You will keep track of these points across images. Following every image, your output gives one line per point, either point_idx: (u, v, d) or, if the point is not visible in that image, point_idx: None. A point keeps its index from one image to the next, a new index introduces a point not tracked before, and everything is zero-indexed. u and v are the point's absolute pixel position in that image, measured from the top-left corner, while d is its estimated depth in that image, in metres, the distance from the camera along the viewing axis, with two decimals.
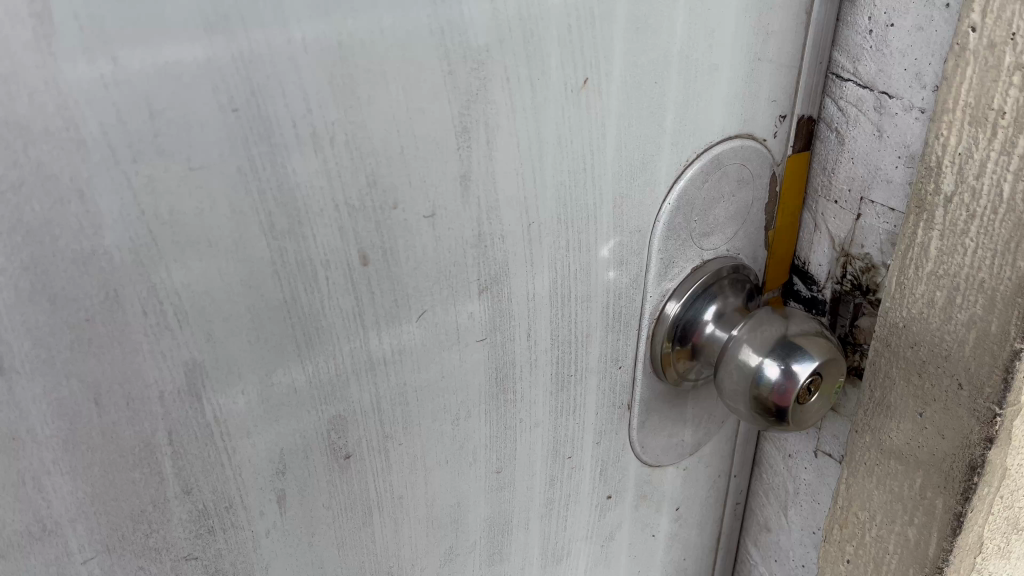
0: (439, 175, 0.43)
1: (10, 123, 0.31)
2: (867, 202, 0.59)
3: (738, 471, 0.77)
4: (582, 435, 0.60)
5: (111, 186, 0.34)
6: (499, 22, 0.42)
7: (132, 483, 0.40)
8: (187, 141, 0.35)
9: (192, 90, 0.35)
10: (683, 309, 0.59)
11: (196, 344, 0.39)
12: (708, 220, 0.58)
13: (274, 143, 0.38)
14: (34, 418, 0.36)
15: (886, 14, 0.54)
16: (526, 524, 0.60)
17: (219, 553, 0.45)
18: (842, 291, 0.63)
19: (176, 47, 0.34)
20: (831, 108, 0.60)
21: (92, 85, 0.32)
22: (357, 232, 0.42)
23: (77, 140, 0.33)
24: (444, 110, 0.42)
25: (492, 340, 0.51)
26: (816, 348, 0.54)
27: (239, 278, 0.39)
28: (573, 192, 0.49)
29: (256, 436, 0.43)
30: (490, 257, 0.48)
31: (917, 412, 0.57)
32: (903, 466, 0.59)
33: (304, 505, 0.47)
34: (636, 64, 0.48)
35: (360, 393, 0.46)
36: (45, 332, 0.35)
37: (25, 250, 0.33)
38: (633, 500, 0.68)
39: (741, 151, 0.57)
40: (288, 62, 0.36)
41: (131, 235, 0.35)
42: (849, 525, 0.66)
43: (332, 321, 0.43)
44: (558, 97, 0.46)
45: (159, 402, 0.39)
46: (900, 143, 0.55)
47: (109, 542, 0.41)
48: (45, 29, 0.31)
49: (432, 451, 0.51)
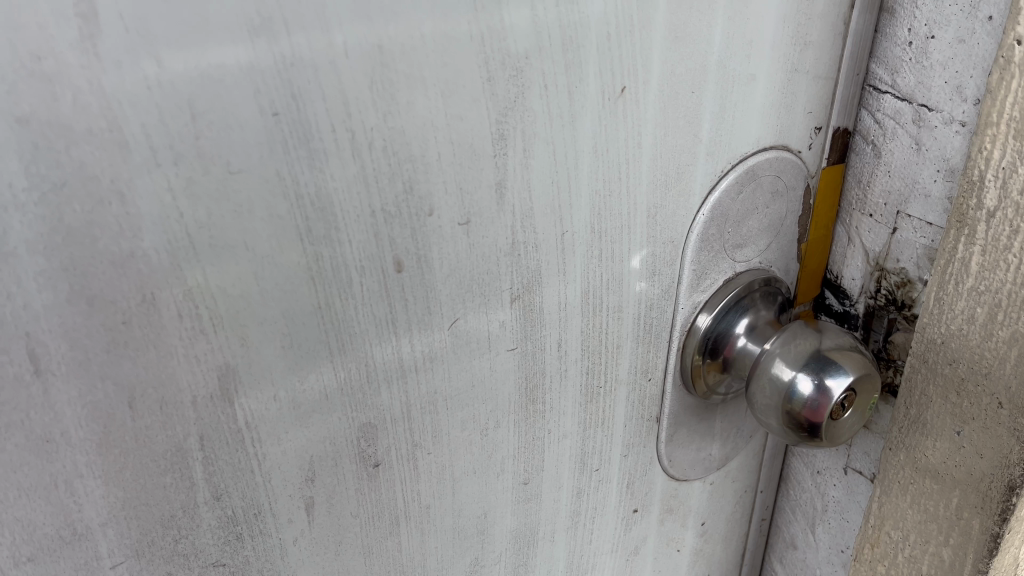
0: (475, 183, 0.43)
1: (53, 124, 0.31)
2: (904, 216, 0.58)
3: (764, 486, 0.76)
4: (610, 447, 0.59)
5: (151, 188, 0.34)
6: (539, 29, 0.42)
7: (163, 488, 0.40)
8: (228, 143, 0.35)
9: (234, 93, 0.34)
10: (714, 321, 0.58)
11: (230, 349, 0.39)
12: (742, 231, 0.57)
13: (313, 148, 0.37)
14: (68, 420, 0.36)
15: (926, 26, 0.53)
16: (552, 536, 0.60)
17: (247, 560, 0.45)
18: (876, 305, 0.62)
19: (219, 50, 0.33)
20: (868, 121, 0.59)
21: (136, 87, 0.32)
22: (393, 238, 0.42)
23: (119, 141, 0.33)
24: (482, 117, 0.42)
25: (523, 350, 0.50)
26: (851, 363, 0.53)
27: (275, 282, 0.39)
28: (607, 201, 0.49)
29: (288, 443, 0.43)
30: (523, 266, 0.47)
31: (954, 430, 0.56)
32: (939, 485, 0.58)
33: (332, 513, 0.46)
34: (673, 74, 0.48)
35: (390, 401, 0.46)
36: (82, 335, 0.35)
37: (65, 251, 0.33)
38: (659, 514, 0.67)
39: (776, 162, 0.56)
40: (329, 67, 0.36)
41: (170, 238, 0.35)
42: (880, 544, 0.65)
43: (365, 328, 0.43)
44: (595, 106, 0.46)
45: (191, 406, 0.39)
46: (939, 157, 0.55)
47: (138, 548, 0.40)
48: (90, 29, 0.31)
49: (460, 460, 0.51)
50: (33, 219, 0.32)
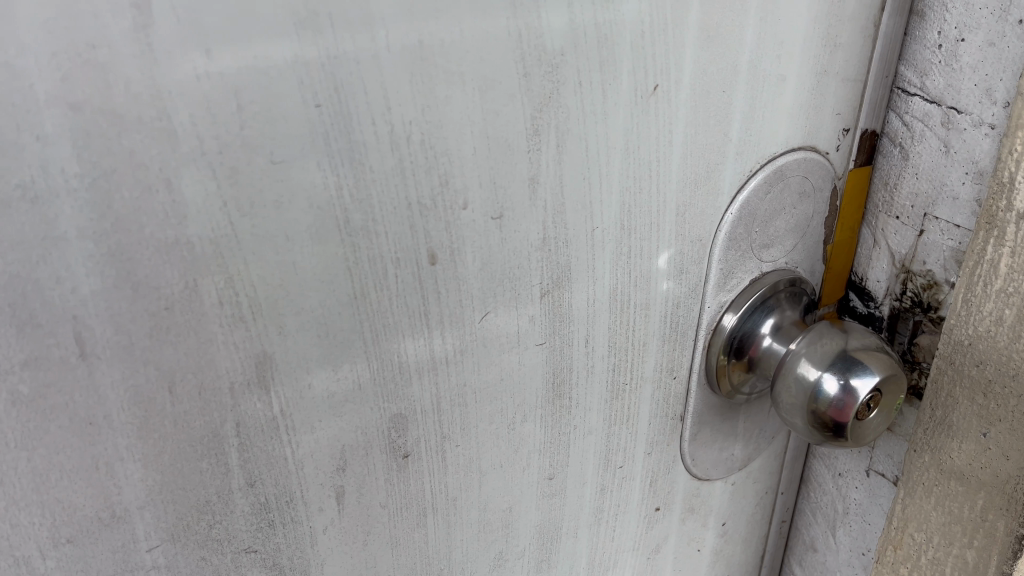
0: (508, 177, 0.44)
1: (106, 111, 0.32)
2: (931, 218, 0.59)
3: (785, 488, 0.76)
4: (634, 445, 0.60)
5: (197, 177, 0.35)
6: (575, 27, 0.42)
7: (199, 473, 0.40)
8: (272, 134, 0.36)
9: (279, 85, 0.35)
10: (740, 321, 0.58)
11: (268, 337, 0.39)
12: (769, 232, 0.58)
13: (353, 140, 0.38)
14: (111, 403, 0.37)
15: (956, 29, 0.53)
16: (575, 532, 0.60)
17: (278, 547, 0.45)
18: (901, 307, 0.63)
19: (266, 43, 0.34)
20: (896, 123, 0.59)
21: (185, 77, 0.33)
22: (428, 230, 0.42)
23: (168, 130, 0.33)
24: (518, 112, 0.42)
25: (551, 345, 0.50)
26: (877, 364, 0.54)
27: (313, 272, 0.39)
28: (637, 198, 0.49)
29: (322, 431, 0.43)
30: (554, 262, 0.48)
31: (980, 431, 0.56)
32: (964, 487, 0.58)
33: (361, 503, 0.47)
34: (705, 73, 0.48)
35: (421, 392, 0.46)
36: (127, 320, 0.35)
37: (113, 237, 0.34)
38: (681, 513, 0.67)
39: (803, 163, 0.57)
40: (371, 61, 0.37)
41: (214, 225, 0.36)
42: (903, 546, 0.65)
43: (398, 319, 0.43)
44: (627, 104, 0.46)
45: (229, 393, 0.40)
46: (968, 159, 0.55)
47: (174, 532, 0.41)
48: (144, 19, 0.31)
49: (487, 453, 0.51)
50: (83, 205, 0.33)
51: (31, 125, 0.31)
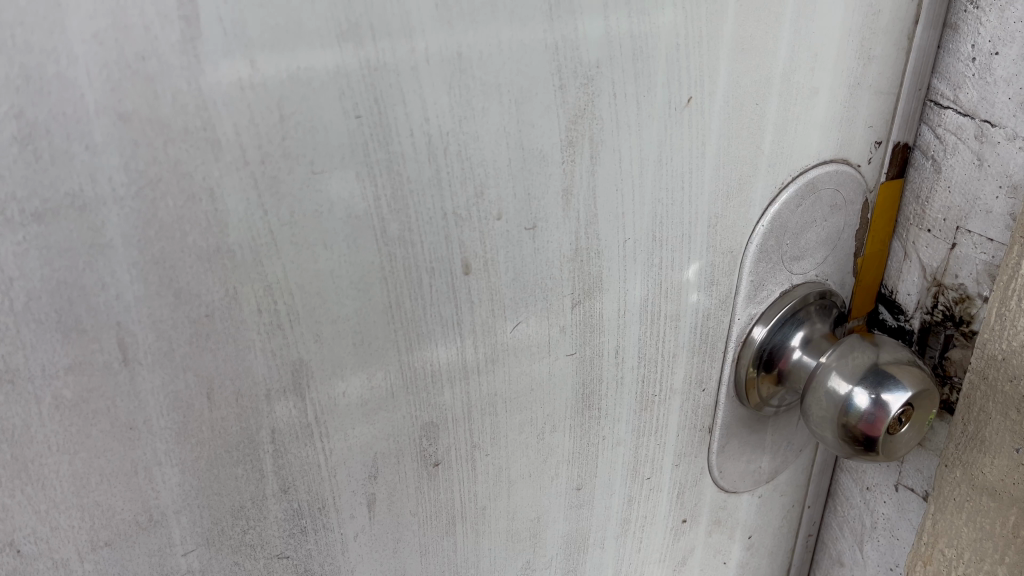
0: (542, 188, 0.44)
1: (153, 121, 0.33)
2: (963, 231, 0.58)
3: (812, 501, 0.76)
4: (662, 456, 0.60)
5: (239, 186, 0.35)
6: (611, 39, 0.42)
7: (235, 478, 0.41)
8: (313, 144, 0.36)
9: (321, 96, 0.36)
10: (770, 333, 0.58)
11: (304, 345, 0.40)
12: (800, 244, 0.58)
13: (391, 151, 0.38)
14: (151, 408, 0.37)
15: (990, 42, 0.53)
16: (602, 542, 0.60)
17: (309, 554, 0.45)
18: (932, 321, 0.62)
19: (309, 53, 0.35)
20: (928, 135, 0.59)
21: (230, 87, 0.33)
22: (462, 240, 0.42)
23: (212, 139, 0.34)
24: (553, 124, 0.43)
25: (580, 355, 0.51)
26: (909, 378, 0.53)
27: (350, 280, 0.40)
28: (669, 210, 0.49)
29: (355, 438, 0.44)
30: (586, 272, 0.48)
31: (1013, 447, 0.56)
32: (996, 502, 0.58)
33: (392, 511, 0.47)
34: (739, 86, 0.48)
35: (452, 400, 0.46)
36: (168, 326, 0.36)
37: (157, 244, 0.34)
38: (707, 525, 0.67)
39: (835, 176, 0.56)
40: (411, 72, 0.37)
41: (254, 234, 0.36)
42: (933, 561, 0.64)
43: (432, 328, 0.44)
44: (661, 115, 0.46)
45: (266, 399, 0.40)
46: (1001, 172, 0.54)
47: (209, 536, 0.41)
48: (192, 31, 0.32)
49: (517, 463, 0.51)
50: (130, 213, 0.33)
51: (81, 134, 0.31)
